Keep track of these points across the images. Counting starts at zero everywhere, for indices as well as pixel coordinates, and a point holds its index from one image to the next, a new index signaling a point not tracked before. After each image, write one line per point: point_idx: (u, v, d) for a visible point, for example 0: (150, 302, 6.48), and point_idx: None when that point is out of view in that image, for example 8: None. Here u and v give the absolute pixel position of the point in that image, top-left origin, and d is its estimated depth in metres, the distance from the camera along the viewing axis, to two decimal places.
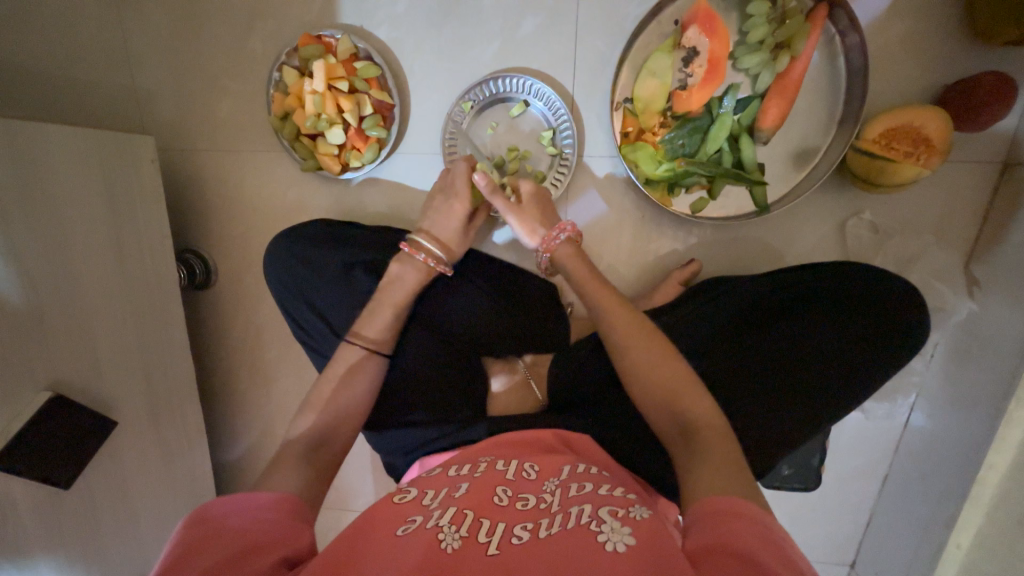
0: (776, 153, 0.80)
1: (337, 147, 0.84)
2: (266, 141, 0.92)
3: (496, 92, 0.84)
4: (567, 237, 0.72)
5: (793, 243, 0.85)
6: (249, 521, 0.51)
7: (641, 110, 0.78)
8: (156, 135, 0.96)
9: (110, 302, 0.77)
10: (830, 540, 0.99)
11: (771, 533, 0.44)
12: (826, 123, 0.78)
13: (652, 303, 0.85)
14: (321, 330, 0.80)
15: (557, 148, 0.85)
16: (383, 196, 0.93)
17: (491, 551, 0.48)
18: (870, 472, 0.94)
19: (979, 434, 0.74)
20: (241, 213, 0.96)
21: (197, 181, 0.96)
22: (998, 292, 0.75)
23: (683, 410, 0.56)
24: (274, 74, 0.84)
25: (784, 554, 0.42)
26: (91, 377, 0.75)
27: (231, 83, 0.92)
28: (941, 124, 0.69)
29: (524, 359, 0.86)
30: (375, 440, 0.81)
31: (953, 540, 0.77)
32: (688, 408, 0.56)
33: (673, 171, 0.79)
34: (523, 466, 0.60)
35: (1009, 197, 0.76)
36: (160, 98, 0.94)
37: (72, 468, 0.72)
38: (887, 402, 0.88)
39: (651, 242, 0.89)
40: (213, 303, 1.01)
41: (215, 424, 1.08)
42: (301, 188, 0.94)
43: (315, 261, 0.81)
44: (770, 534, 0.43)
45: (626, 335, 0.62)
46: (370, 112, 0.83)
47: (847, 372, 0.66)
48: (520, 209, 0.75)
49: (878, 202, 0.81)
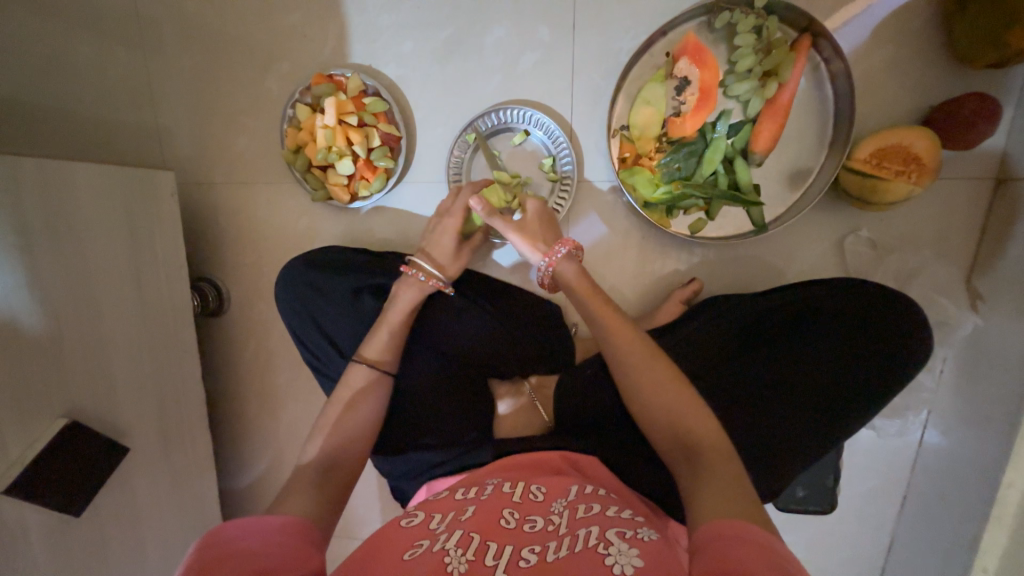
0: (770, 174, 0.82)
1: (346, 177, 0.88)
2: (279, 173, 0.97)
3: (498, 122, 0.88)
4: (568, 252, 0.72)
5: (792, 260, 0.86)
6: (260, 543, 0.52)
7: (637, 137, 0.82)
8: (176, 170, 1.01)
9: (127, 330, 0.80)
10: (851, 565, 0.96)
11: (776, 556, 0.43)
12: (818, 145, 0.80)
13: (655, 322, 0.86)
14: (331, 355, 0.82)
15: (557, 174, 0.88)
16: (390, 223, 0.96)
17: (499, 574, 0.48)
18: (887, 493, 0.91)
19: (995, 452, 0.73)
20: (254, 242, 1.00)
21: (213, 212, 1.01)
22: (1002, 306, 0.75)
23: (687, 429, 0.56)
24: (289, 111, 0.89)
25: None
26: (106, 404, 0.76)
27: (248, 120, 0.97)
28: (930, 144, 0.71)
29: (530, 381, 0.87)
30: (382, 464, 0.82)
31: (979, 563, 0.74)
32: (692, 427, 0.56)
33: (671, 193, 0.81)
34: (530, 488, 0.61)
35: (1005, 212, 0.77)
36: (181, 135, 1.00)
37: (84, 497, 0.73)
38: (899, 419, 0.86)
39: (652, 262, 0.91)
40: (225, 329, 1.04)
41: (223, 449, 1.08)
42: (312, 217, 0.97)
43: (323, 287, 0.83)
44: (775, 556, 0.43)
45: (628, 354, 0.63)
46: (378, 144, 0.87)
47: (853, 387, 0.67)
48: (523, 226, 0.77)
49: (875, 218, 0.82)
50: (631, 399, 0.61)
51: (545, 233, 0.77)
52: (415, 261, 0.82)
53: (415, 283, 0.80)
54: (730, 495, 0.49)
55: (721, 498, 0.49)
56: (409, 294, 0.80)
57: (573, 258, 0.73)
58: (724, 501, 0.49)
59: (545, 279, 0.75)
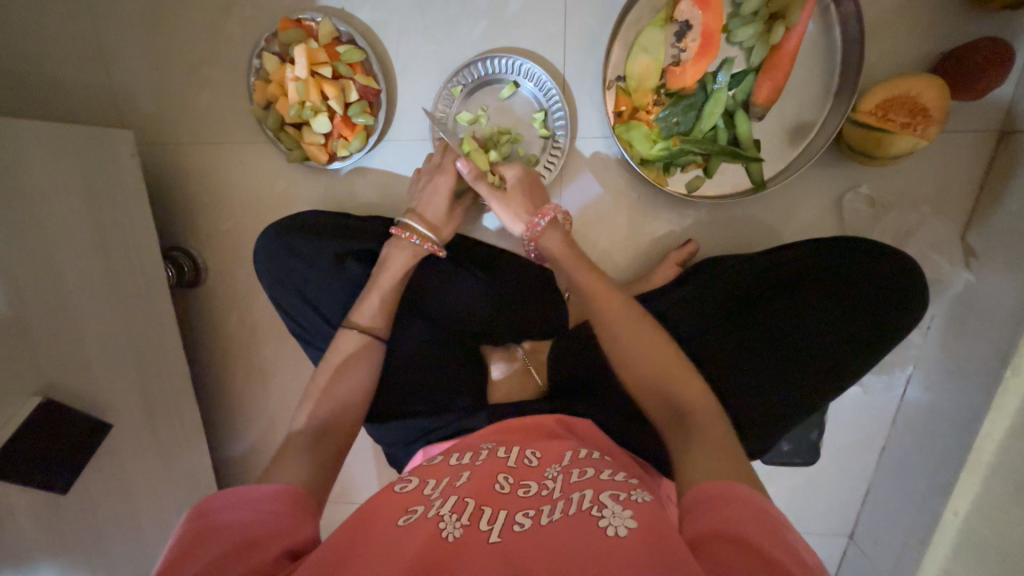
0: (771, 128, 0.79)
1: (323, 136, 0.82)
2: (251, 132, 0.90)
3: (485, 73, 0.82)
4: (549, 224, 0.69)
5: (790, 219, 0.85)
6: (250, 515, 0.51)
7: (634, 88, 0.76)
8: (135, 129, 0.93)
9: (96, 302, 0.75)
10: (830, 512, 1.01)
11: (767, 514, 0.44)
12: (822, 96, 0.77)
13: (650, 285, 0.85)
14: (318, 324, 0.79)
15: (549, 130, 0.83)
16: (373, 186, 0.91)
17: (493, 538, 0.48)
18: (868, 445, 0.95)
19: (977, 403, 0.75)
20: (228, 208, 0.94)
21: (180, 176, 0.94)
22: (996, 261, 0.75)
23: (685, 390, 0.56)
24: (255, 62, 0.81)
25: (781, 535, 0.42)
26: (83, 380, 0.73)
27: (211, 72, 0.89)
28: (939, 94, 0.68)
29: (523, 346, 0.84)
30: (375, 432, 0.81)
31: (952, 506, 0.78)
32: (690, 388, 0.56)
33: (669, 149, 0.77)
34: (525, 453, 0.61)
35: (1006, 166, 0.75)
36: (137, 90, 0.91)
37: (71, 473, 0.71)
38: (885, 375, 0.89)
39: (647, 223, 0.88)
40: (205, 300, 1.00)
41: (213, 421, 1.07)
42: (288, 180, 0.92)
43: (304, 254, 0.79)
44: (767, 515, 0.43)
45: (623, 317, 0.61)
46: (356, 98, 0.81)
47: (849, 344, 0.66)
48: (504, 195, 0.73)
49: (875, 175, 0.80)
50: (628, 361, 0.60)
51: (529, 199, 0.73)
52: (405, 222, 0.78)
53: (408, 246, 0.77)
54: (726, 453, 0.50)
55: (718, 456, 0.49)
56: (397, 259, 0.76)
57: (557, 228, 0.70)
58: (719, 460, 0.49)
59: (530, 250, 0.73)
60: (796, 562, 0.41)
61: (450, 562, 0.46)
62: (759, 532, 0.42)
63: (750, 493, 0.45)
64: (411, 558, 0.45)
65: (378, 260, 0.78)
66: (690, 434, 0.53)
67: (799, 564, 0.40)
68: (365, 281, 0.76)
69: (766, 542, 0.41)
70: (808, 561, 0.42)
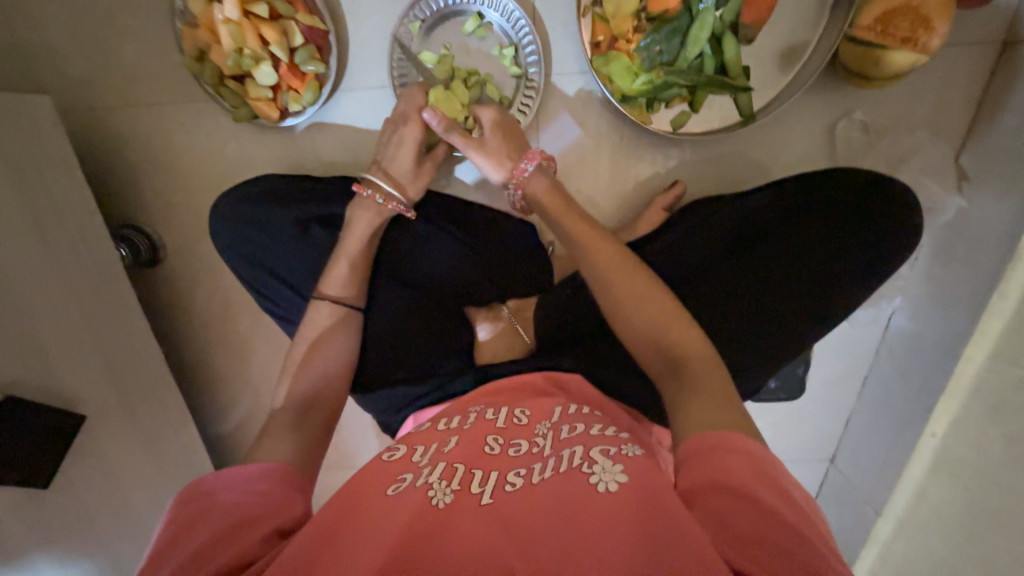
0: (761, 52, 0.73)
1: (269, 89, 0.73)
2: (190, 89, 0.80)
3: (445, 4, 0.73)
4: (537, 165, 0.65)
5: (780, 153, 0.80)
6: (237, 496, 0.49)
7: (612, 13, 0.68)
8: (55, 92, 0.82)
9: (42, 289, 0.69)
10: (814, 441, 1.05)
11: (760, 461, 0.44)
12: (817, 11, 0.70)
13: (636, 232, 0.81)
14: (289, 296, 0.74)
15: (521, 67, 0.76)
16: (333, 143, 0.83)
17: (485, 500, 0.48)
18: (852, 376, 0.97)
19: (962, 330, 0.76)
20: (177, 177, 0.86)
21: (117, 144, 0.85)
22: (988, 184, 0.73)
23: (674, 339, 0.54)
24: (179, 4, 0.71)
25: (774, 481, 0.43)
26: (44, 372, 0.69)
27: (132, 19, 0.77)
28: (942, 0, 0.62)
29: (508, 305, 0.83)
30: (362, 401, 0.79)
31: (930, 429, 0.81)
32: (679, 337, 0.54)
33: (651, 83, 0.70)
34: (514, 413, 0.59)
35: (1007, 81, 0.71)
36: (48, 45, 0.80)
37: (49, 467, 0.69)
38: (873, 308, 0.89)
39: (631, 166, 0.83)
40: (169, 279, 0.94)
41: (198, 402, 1.04)
42: (239, 141, 0.83)
43: (266, 223, 0.73)
44: (759, 462, 0.43)
45: (609, 267, 0.58)
46: (301, 42, 0.71)
47: (840, 281, 0.64)
48: (484, 142, 0.69)
49: (869, 98, 0.76)
50: (615, 314, 0.58)
51: (509, 145, 0.69)
52: (370, 179, 0.73)
53: (372, 206, 0.71)
54: (717, 400, 0.48)
55: (709, 403, 0.48)
56: (361, 219, 0.71)
57: (545, 173, 0.66)
58: (710, 409, 0.48)
59: (516, 201, 0.69)
60: (788, 505, 0.41)
61: (442, 528, 0.45)
62: (753, 481, 0.42)
63: (745, 442, 0.45)
64: (402, 528, 0.44)
65: (344, 221, 0.73)
66: (678, 382, 0.51)
67: (791, 509, 0.41)
68: (331, 248, 0.72)
69: (759, 491, 0.41)
70: (799, 502, 0.43)
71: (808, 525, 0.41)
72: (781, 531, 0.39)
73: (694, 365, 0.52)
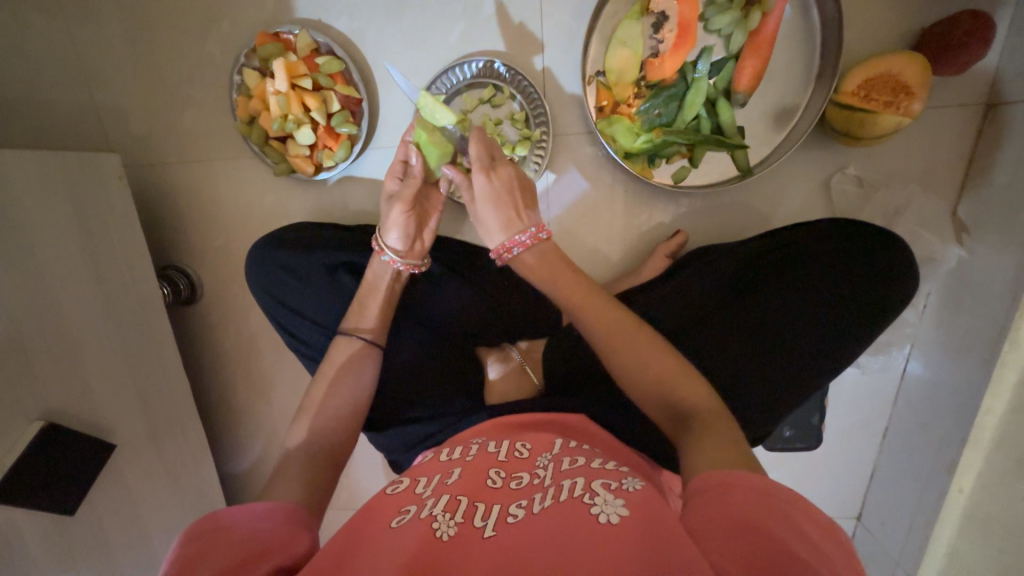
0: (754, 114, 0.78)
1: (307, 148, 0.82)
2: (238, 147, 0.90)
3: (462, 78, 0.82)
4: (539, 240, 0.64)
5: (780, 204, 0.84)
6: (250, 531, 0.49)
7: (614, 82, 0.76)
8: (124, 151, 0.94)
9: (92, 324, 0.76)
10: (837, 496, 1.00)
11: (781, 502, 0.43)
12: (804, 79, 0.76)
13: (641, 278, 0.85)
14: (314, 336, 0.79)
15: (531, 131, 0.83)
16: (360, 196, 0.91)
17: (488, 533, 0.48)
18: (870, 425, 0.94)
19: (976, 378, 0.75)
20: (220, 224, 0.95)
21: (170, 194, 0.94)
22: (986, 236, 0.75)
23: (709, 397, 0.56)
24: (236, 78, 0.82)
25: (792, 522, 0.41)
26: (82, 402, 0.74)
27: (192, 90, 0.89)
28: (920, 71, 0.68)
29: (519, 346, 0.85)
30: (376, 439, 0.81)
31: (956, 484, 0.78)
32: (695, 391, 0.56)
33: (651, 142, 0.77)
34: (515, 447, 0.61)
35: (995, 139, 0.74)
36: (123, 111, 0.91)
37: (77, 495, 0.73)
38: (882, 355, 0.89)
39: (636, 217, 0.88)
40: (203, 316, 1.01)
41: (216, 436, 1.07)
42: (277, 192, 0.92)
43: (296, 267, 0.79)
44: (769, 498, 0.43)
45: (595, 310, 0.61)
46: (338, 108, 0.81)
47: (841, 331, 0.65)
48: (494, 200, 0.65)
49: (861, 155, 0.80)
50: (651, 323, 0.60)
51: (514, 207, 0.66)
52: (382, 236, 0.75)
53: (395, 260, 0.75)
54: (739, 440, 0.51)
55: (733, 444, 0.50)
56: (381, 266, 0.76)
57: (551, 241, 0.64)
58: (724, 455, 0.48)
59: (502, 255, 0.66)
60: (816, 534, 0.41)
61: (444, 560, 0.45)
62: (770, 521, 0.41)
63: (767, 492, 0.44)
64: (405, 557, 0.45)
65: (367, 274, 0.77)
66: (703, 420, 0.53)
67: (803, 542, 0.40)
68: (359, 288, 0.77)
69: (776, 529, 0.40)
70: (818, 543, 0.40)
71: (822, 539, 0.41)
72: (811, 559, 0.38)
73: (714, 411, 0.54)
